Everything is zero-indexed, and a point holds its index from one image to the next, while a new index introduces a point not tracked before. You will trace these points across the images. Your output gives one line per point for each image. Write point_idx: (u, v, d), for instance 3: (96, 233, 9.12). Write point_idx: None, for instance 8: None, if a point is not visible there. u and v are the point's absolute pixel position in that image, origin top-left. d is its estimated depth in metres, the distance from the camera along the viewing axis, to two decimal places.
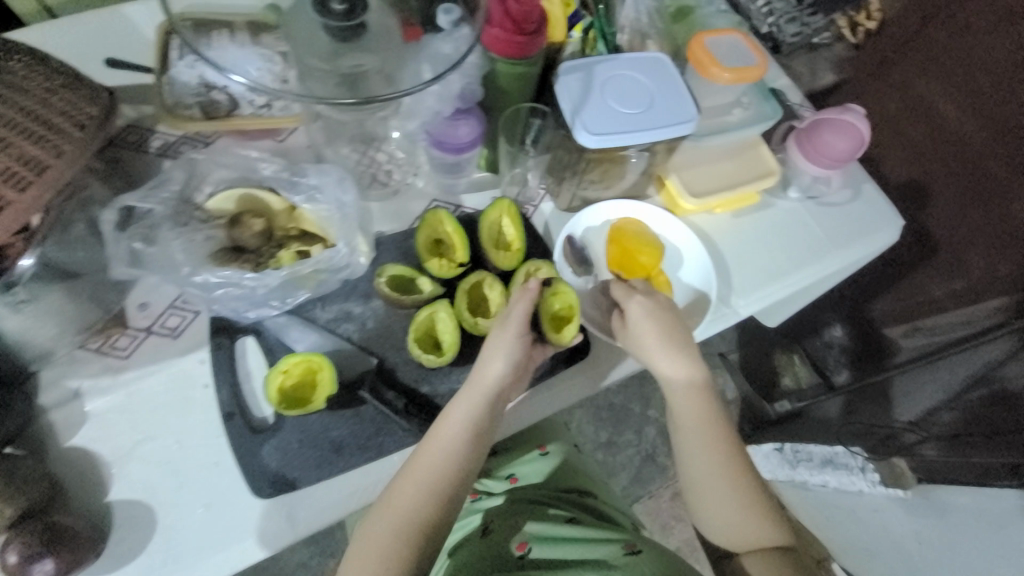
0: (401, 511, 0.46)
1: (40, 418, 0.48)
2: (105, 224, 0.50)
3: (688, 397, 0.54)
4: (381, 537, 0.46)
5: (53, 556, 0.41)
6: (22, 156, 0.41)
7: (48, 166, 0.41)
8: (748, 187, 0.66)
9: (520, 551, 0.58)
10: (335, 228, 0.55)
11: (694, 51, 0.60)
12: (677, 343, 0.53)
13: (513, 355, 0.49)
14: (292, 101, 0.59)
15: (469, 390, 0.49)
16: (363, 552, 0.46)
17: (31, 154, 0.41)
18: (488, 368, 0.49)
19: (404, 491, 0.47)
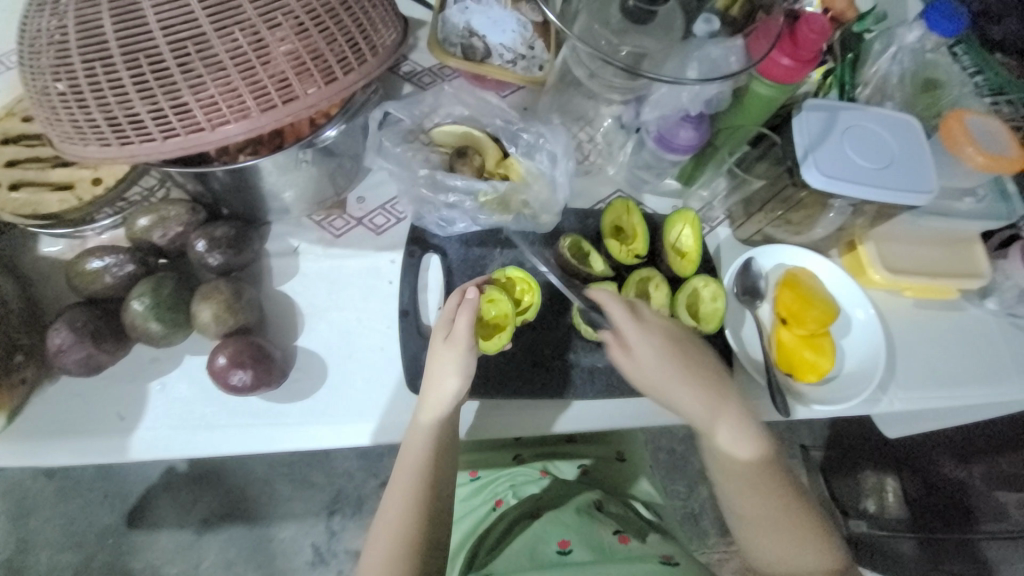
0: (412, 503, 0.47)
1: (264, 260, 0.56)
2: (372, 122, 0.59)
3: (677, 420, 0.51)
4: (404, 498, 0.47)
5: (254, 369, 0.48)
6: (332, 51, 0.44)
7: (351, 68, 0.45)
8: (950, 281, 0.61)
9: (562, 549, 0.55)
10: (540, 185, 0.59)
11: (949, 122, 0.58)
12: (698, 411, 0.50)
13: (461, 369, 0.47)
14: (534, 64, 0.63)
15: (427, 410, 0.48)
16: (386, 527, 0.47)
17: (339, 52, 0.44)
18: (437, 388, 0.47)
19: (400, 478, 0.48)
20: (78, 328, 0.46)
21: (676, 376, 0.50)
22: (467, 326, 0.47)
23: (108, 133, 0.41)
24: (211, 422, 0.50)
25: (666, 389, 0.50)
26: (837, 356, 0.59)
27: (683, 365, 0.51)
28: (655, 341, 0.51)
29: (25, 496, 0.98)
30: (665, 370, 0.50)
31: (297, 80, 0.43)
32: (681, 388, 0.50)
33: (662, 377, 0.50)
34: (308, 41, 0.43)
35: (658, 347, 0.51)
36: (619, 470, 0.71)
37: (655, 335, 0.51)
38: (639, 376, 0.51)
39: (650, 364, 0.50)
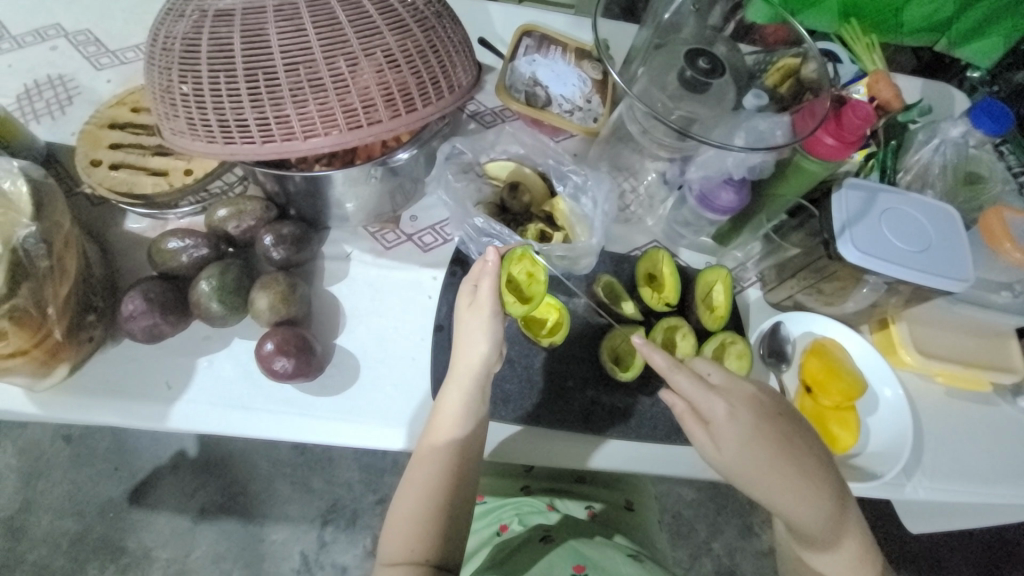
0: (437, 467, 0.49)
1: (320, 261, 0.61)
2: (439, 152, 0.64)
3: (728, 457, 0.49)
4: (421, 482, 0.49)
5: (296, 358, 0.51)
6: (418, 87, 0.50)
7: (431, 102, 0.51)
8: (983, 372, 0.61)
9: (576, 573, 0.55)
10: (583, 227, 0.63)
11: (989, 218, 0.59)
12: (765, 450, 0.48)
13: (490, 335, 0.50)
14: (589, 117, 0.68)
15: (455, 380, 0.51)
16: (406, 506, 0.49)
17: (424, 88, 0.50)
18: (462, 346, 0.51)
19: (424, 465, 0.50)
20: (149, 298, 0.51)
21: (770, 471, 0.48)
22: (490, 289, 0.50)
23: (216, 133, 0.47)
24: (246, 404, 0.53)
25: (761, 475, 0.48)
26: (862, 433, 0.58)
27: (782, 450, 0.49)
28: (747, 426, 0.48)
29: (43, 457, 1.02)
30: (778, 462, 0.48)
31: (385, 108, 0.48)
32: (773, 480, 0.48)
33: (756, 470, 0.48)
34: (399, 77, 0.49)
35: (744, 426, 0.48)
36: (627, 517, 0.70)
37: (743, 419, 0.49)
38: (730, 464, 0.49)
39: (739, 453, 0.48)
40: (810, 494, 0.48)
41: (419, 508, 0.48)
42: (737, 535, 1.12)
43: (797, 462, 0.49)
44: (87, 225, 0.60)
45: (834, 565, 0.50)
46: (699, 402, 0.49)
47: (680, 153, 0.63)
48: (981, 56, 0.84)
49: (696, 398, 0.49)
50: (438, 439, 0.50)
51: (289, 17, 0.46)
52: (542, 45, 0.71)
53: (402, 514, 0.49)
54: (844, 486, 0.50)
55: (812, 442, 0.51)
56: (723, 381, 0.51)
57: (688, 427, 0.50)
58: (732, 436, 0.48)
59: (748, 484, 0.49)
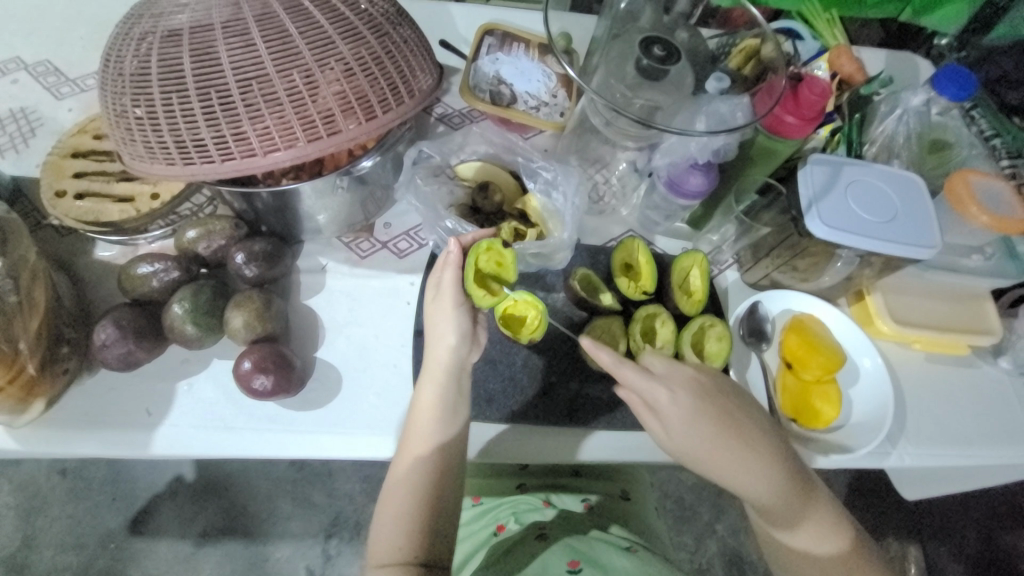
0: (419, 468, 0.49)
1: (296, 275, 0.60)
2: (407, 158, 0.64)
3: (677, 442, 0.49)
4: (404, 485, 0.49)
5: (275, 375, 0.51)
6: (376, 93, 0.50)
7: (390, 108, 0.50)
8: (959, 336, 0.62)
9: (572, 568, 0.56)
10: (555, 221, 0.63)
11: (954, 182, 0.59)
12: (713, 431, 0.49)
13: (457, 328, 0.51)
14: (555, 112, 0.68)
15: (429, 378, 0.51)
16: (389, 508, 0.49)
17: (382, 94, 0.50)
18: (437, 345, 0.52)
19: (405, 466, 0.50)
20: (122, 326, 0.51)
21: (719, 450, 0.49)
22: (453, 278, 0.52)
23: (174, 153, 0.47)
24: (228, 424, 0.52)
25: (710, 454, 0.49)
26: (843, 405, 0.59)
27: (727, 429, 0.49)
28: (690, 409, 0.49)
29: (38, 493, 1.01)
30: (726, 442, 0.49)
31: (343, 118, 0.48)
32: (721, 458, 0.49)
33: (705, 452, 0.49)
34: (355, 85, 0.48)
35: (689, 411, 0.49)
36: (623, 507, 0.71)
37: (687, 404, 0.49)
38: (679, 449, 0.50)
39: (687, 437, 0.49)
40: (761, 468, 0.49)
41: (404, 511, 0.48)
42: (740, 515, 1.13)
43: (743, 437, 0.50)
44: (57, 256, 0.59)
45: (797, 537, 0.51)
46: (644, 392, 0.50)
47: (646, 141, 0.63)
48: (947, 21, 0.85)
49: (639, 388, 0.50)
50: (419, 437, 0.50)
51: (239, 33, 0.45)
52: (504, 43, 0.71)
53: (387, 517, 0.49)
54: (792, 455, 0.51)
55: (755, 414, 0.51)
56: (663, 366, 0.51)
57: (637, 416, 0.51)
58: (678, 422, 0.49)
59: (700, 467, 0.50)
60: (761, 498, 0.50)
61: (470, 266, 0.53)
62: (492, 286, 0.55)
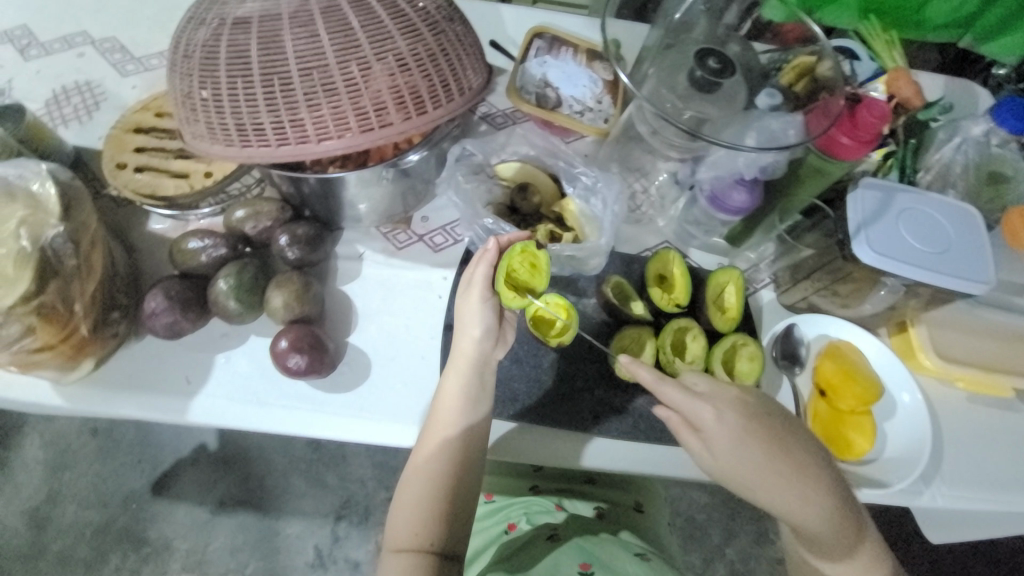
0: (440, 456, 0.50)
1: (333, 261, 0.62)
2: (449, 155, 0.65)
3: (721, 464, 0.48)
4: (424, 471, 0.50)
5: (309, 356, 0.52)
6: (429, 90, 0.51)
7: (441, 104, 0.51)
8: (1006, 378, 0.59)
9: (582, 570, 0.56)
10: (591, 227, 0.63)
11: (1012, 219, 0.60)
12: (760, 453, 0.48)
13: (483, 321, 0.52)
14: (600, 118, 0.68)
15: (453, 368, 0.52)
16: (409, 491, 0.50)
17: (434, 90, 0.51)
18: (464, 336, 0.52)
19: (427, 453, 0.50)
20: (171, 296, 0.53)
21: (765, 475, 0.48)
22: (485, 274, 0.52)
23: (233, 136, 0.49)
24: (260, 398, 0.54)
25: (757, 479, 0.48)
26: (878, 438, 0.57)
27: (774, 451, 0.48)
28: (735, 428, 0.48)
29: (71, 448, 1.06)
30: (773, 466, 0.48)
31: (396, 111, 0.49)
32: (764, 482, 0.48)
33: (752, 475, 0.48)
34: (410, 80, 0.50)
35: (735, 431, 0.48)
36: (636, 518, 0.70)
37: (732, 423, 0.48)
38: (724, 471, 0.48)
39: (733, 459, 0.48)
40: (807, 497, 0.48)
41: (422, 494, 0.49)
42: (750, 540, 1.10)
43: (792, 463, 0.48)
44: (113, 226, 0.62)
45: (840, 566, 0.49)
46: (688, 409, 0.49)
47: (690, 153, 0.62)
48: (1008, 53, 0.80)
49: (683, 405, 0.49)
50: (443, 428, 0.50)
51: (304, 24, 0.47)
52: (553, 46, 0.71)
53: (406, 500, 0.50)
54: (843, 487, 0.50)
55: (803, 436, 0.50)
56: (707, 383, 0.50)
57: (679, 434, 0.50)
58: (725, 442, 0.48)
59: (745, 489, 0.49)
60: (805, 528, 0.48)
61: (501, 268, 0.53)
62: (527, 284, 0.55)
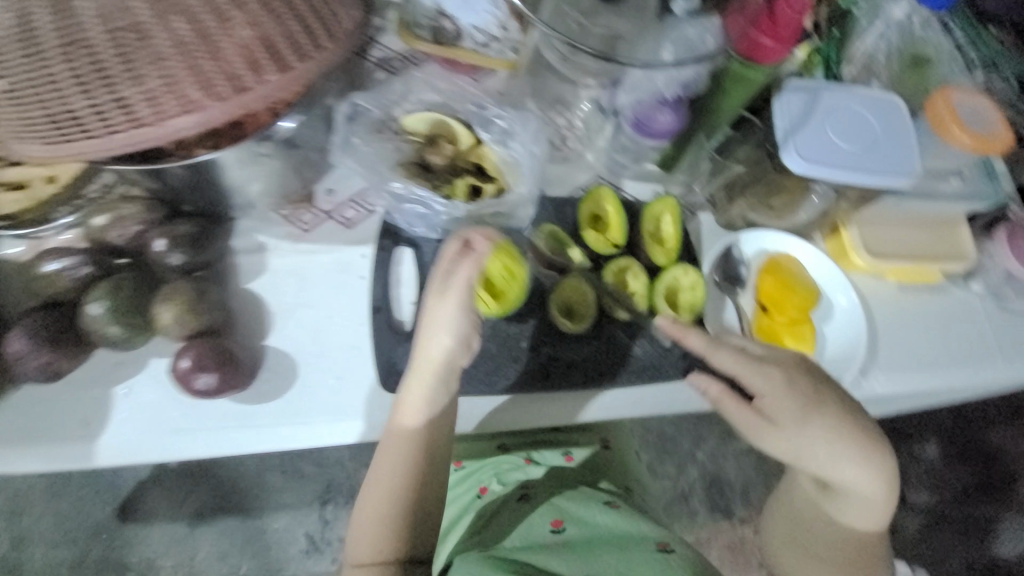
0: (407, 465, 0.47)
1: (230, 258, 0.54)
2: (338, 113, 0.56)
3: (757, 408, 0.49)
4: (389, 480, 0.47)
5: (219, 372, 0.47)
6: (290, 39, 0.42)
7: (310, 55, 0.43)
8: (931, 264, 0.61)
9: (556, 528, 0.57)
10: (516, 175, 0.57)
11: (935, 102, 0.55)
12: (791, 403, 0.48)
13: (456, 328, 0.47)
14: (508, 46, 0.60)
15: (417, 374, 0.47)
16: (371, 501, 0.47)
17: (297, 39, 0.42)
18: (432, 344, 0.47)
19: (392, 465, 0.48)
20: (34, 335, 0.46)
21: (797, 421, 0.47)
22: (468, 280, 0.47)
23: (48, 131, 0.39)
24: (177, 425, 0.49)
25: (748, 432, 0.49)
26: (818, 343, 0.58)
27: (841, 416, 0.48)
28: (802, 395, 0.48)
29: (15, 495, 0.98)
30: (764, 419, 0.48)
31: (250, 70, 0.40)
32: (813, 440, 0.47)
33: (791, 428, 0.48)
34: (263, 30, 0.41)
35: (777, 384, 0.48)
36: (602, 457, 0.71)
37: (801, 388, 0.48)
38: (741, 418, 0.49)
39: (770, 409, 0.48)
40: (863, 462, 0.48)
41: (387, 506, 0.47)
42: (718, 441, 1.18)
43: (788, 413, 0.48)
44: None
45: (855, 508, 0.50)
46: (709, 356, 0.49)
47: (609, 76, 0.57)
48: None
49: (744, 371, 0.49)
50: (408, 433, 0.47)
51: None
52: None
53: (371, 514, 0.47)
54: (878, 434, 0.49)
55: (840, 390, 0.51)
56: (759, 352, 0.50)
57: (717, 399, 0.49)
58: (779, 399, 0.48)
59: (757, 434, 0.49)
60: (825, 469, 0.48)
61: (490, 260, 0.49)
62: (499, 275, 0.53)
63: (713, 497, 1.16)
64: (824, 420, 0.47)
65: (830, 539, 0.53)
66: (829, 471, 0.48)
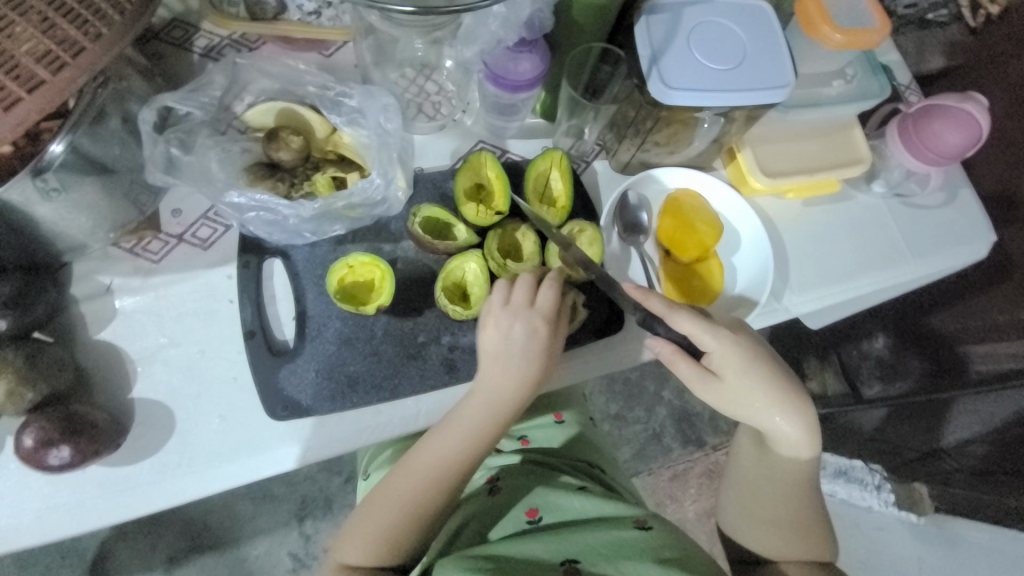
0: (426, 483, 0.44)
1: (70, 308, 0.48)
2: (144, 123, 0.47)
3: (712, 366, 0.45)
4: (397, 500, 0.43)
5: (72, 443, 0.41)
6: (61, 38, 0.37)
7: (85, 48, 0.37)
8: (829, 174, 0.59)
9: (530, 518, 0.52)
10: (371, 156, 0.51)
11: (804, 3, 0.52)
12: (737, 356, 0.44)
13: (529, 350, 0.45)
14: (343, 10, 0.53)
15: (486, 384, 0.45)
16: (370, 520, 0.43)
17: (70, 35, 0.37)
18: (516, 354, 0.45)
19: (406, 481, 0.44)
20: None
21: (744, 373, 0.44)
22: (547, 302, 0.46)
23: None
24: (48, 503, 0.44)
25: (701, 394, 0.46)
26: (729, 276, 0.57)
27: (783, 369, 0.46)
28: (750, 345, 0.45)
29: None
30: (714, 377, 0.45)
31: (23, 83, 0.36)
32: (757, 392, 0.44)
33: (738, 381, 0.44)
34: (32, 37, 0.37)
35: (727, 337, 0.45)
36: (564, 436, 0.65)
37: (748, 342, 0.45)
38: (693, 378, 0.45)
39: (719, 365, 0.45)
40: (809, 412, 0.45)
41: (386, 531, 0.43)
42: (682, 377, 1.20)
43: (736, 369, 0.44)
44: None
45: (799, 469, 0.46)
46: (665, 319, 0.45)
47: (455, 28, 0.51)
48: None
49: (696, 331, 0.45)
50: (430, 448, 0.45)
51: None
52: None
53: (372, 529, 0.43)
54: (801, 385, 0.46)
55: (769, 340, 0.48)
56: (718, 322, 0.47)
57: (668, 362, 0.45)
58: (734, 352, 0.44)
59: (708, 392, 0.45)
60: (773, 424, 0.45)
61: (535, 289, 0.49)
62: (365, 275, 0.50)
63: (685, 431, 1.19)
64: (763, 369, 0.45)
65: (785, 515, 0.46)
66: (769, 429, 0.45)
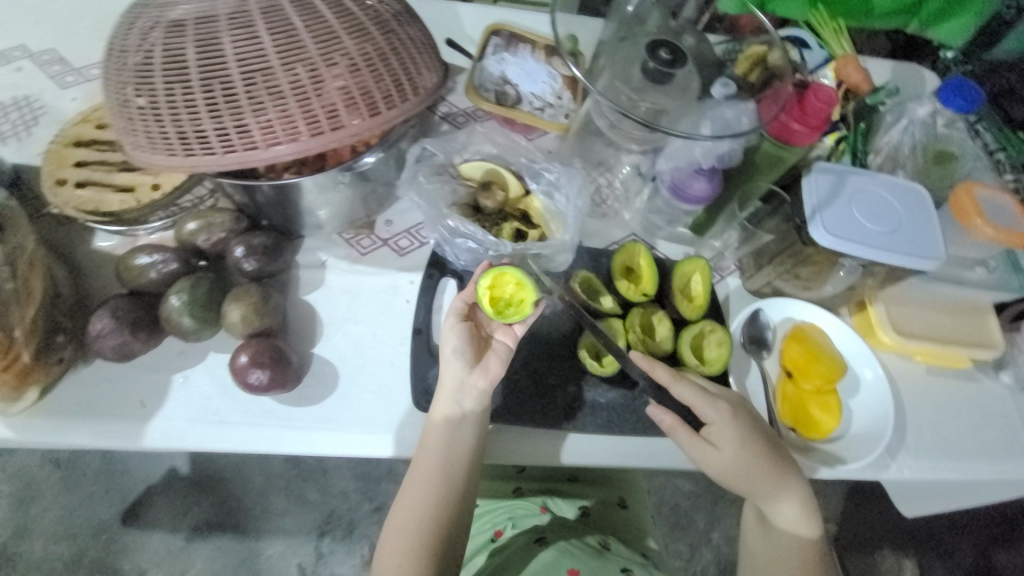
0: (431, 477, 0.50)
1: (293, 270, 0.60)
2: (409, 156, 0.63)
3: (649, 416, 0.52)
4: (422, 491, 0.50)
5: (271, 370, 0.51)
6: (383, 89, 0.49)
7: (397, 104, 0.50)
8: (961, 350, 0.61)
9: None
10: (559, 223, 0.63)
11: (959, 196, 0.59)
12: (732, 433, 0.51)
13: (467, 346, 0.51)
14: (560, 112, 0.68)
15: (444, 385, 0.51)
16: (407, 509, 0.50)
17: (388, 90, 0.50)
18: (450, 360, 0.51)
19: (418, 471, 0.50)
20: (118, 316, 0.50)
21: (743, 453, 0.51)
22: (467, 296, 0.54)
23: (174, 143, 0.46)
24: (220, 417, 0.52)
25: (700, 462, 0.52)
26: (844, 416, 0.58)
27: (775, 450, 0.52)
28: (687, 399, 0.52)
29: (33, 482, 1.00)
30: (713, 447, 0.51)
31: (348, 111, 0.48)
32: (751, 469, 0.51)
33: (736, 457, 0.51)
34: (361, 80, 0.48)
35: (695, 399, 0.52)
36: (619, 516, 0.70)
37: (686, 397, 0.52)
38: (704, 453, 0.52)
39: (721, 440, 0.51)
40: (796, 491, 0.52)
41: (415, 519, 0.50)
42: (734, 524, 1.12)
43: (733, 442, 0.51)
44: (57, 246, 0.59)
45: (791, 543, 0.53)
46: (675, 389, 0.52)
47: (650, 145, 0.63)
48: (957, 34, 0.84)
49: (701, 404, 0.52)
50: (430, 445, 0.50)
51: (244, 25, 0.45)
52: (510, 43, 0.71)
53: (399, 523, 0.50)
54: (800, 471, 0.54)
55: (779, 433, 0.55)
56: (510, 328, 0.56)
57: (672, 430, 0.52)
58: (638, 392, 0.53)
59: (714, 465, 0.52)
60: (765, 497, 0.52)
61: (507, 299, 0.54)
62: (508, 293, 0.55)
63: None
64: (757, 446, 0.51)
65: None
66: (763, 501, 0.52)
